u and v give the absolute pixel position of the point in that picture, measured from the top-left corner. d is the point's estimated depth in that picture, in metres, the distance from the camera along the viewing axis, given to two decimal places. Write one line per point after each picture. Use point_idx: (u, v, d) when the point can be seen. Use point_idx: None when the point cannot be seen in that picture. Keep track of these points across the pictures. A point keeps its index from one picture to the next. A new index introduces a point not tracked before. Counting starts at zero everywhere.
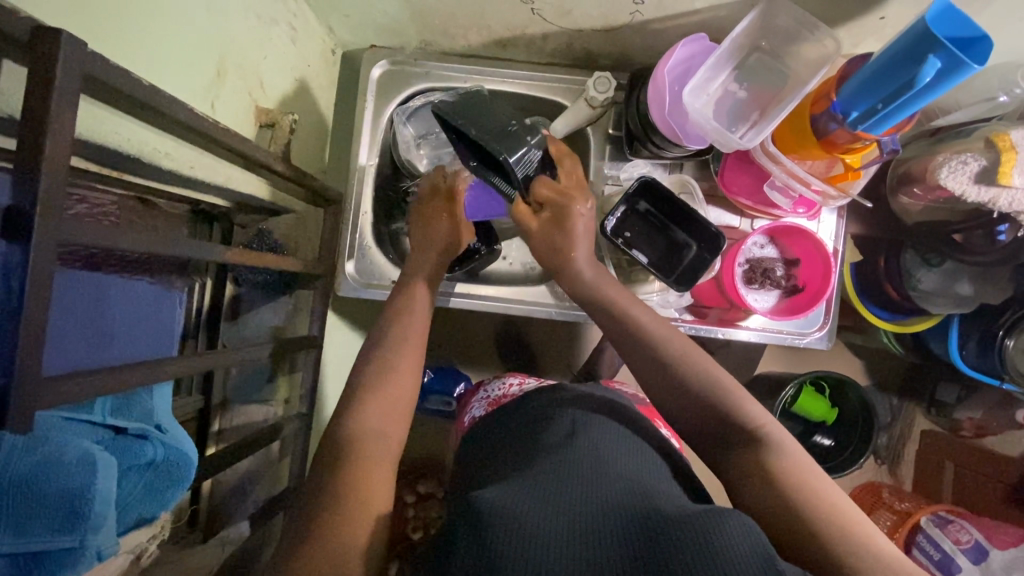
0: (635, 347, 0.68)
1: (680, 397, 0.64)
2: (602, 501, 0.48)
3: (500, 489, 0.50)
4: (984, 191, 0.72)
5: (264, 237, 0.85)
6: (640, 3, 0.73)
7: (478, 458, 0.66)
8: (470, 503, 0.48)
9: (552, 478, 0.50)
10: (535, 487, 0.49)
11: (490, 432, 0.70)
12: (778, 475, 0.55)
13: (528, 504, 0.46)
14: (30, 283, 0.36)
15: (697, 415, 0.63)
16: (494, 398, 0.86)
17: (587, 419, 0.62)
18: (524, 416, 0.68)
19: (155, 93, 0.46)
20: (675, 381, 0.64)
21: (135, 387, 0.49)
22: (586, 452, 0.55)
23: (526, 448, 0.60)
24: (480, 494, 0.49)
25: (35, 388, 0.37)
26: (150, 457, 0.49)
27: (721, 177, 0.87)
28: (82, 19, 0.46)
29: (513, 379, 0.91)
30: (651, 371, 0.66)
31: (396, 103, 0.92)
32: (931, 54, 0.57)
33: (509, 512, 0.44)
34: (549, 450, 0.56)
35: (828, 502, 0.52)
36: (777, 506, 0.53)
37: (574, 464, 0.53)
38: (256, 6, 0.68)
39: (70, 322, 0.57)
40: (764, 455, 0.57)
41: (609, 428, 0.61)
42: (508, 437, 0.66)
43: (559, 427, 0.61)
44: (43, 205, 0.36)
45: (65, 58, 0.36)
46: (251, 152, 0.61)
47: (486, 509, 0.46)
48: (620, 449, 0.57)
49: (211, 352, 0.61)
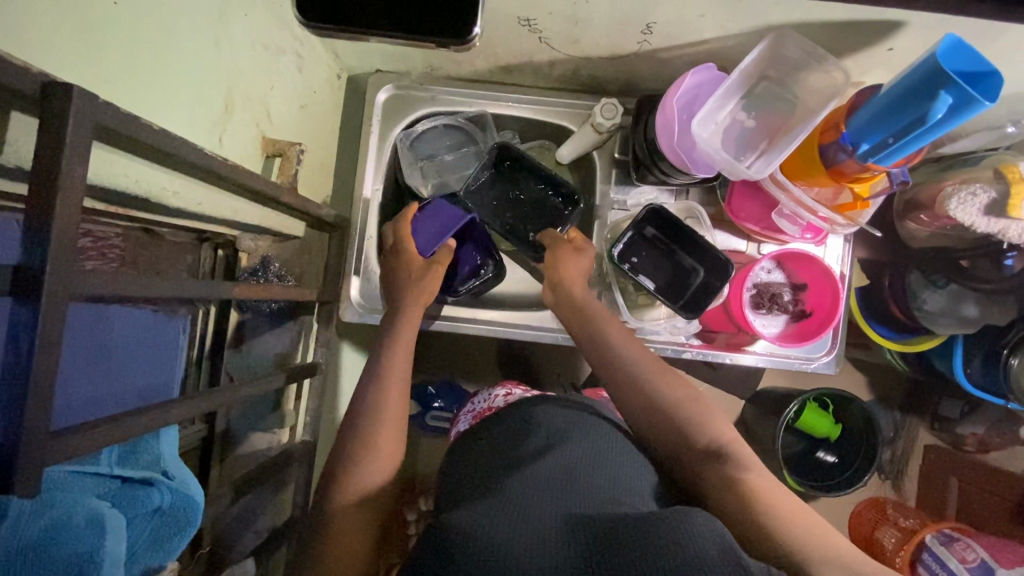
0: (623, 388, 0.69)
1: (653, 418, 0.66)
2: (572, 517, 0.49)
3: (470, 510, 0.52)
4: (993, 222, 0.71)
5: (269, 264, 0.85)
6: (648, 33, 0.73)
7: (455, 464, 0.65)
8: (444, 531, 0.49)
9: (520, 496, 0.51)
10: (505, 507, 0.50)
11: (469, 441, 0.67)
12: (753, 494, 0.58)
13: (500, 526, 0.48)
14: (40, 343, 0.35)
15: (666, 435, 0.65)
16: (477, 411, 0.87)
17: (560, 423, 0.62)
18: (503, 421, 0.67)
19: (165, 136, 0.45)
20: (651, 402, 0.66)
21: (142, 433, 0.48)
22: (559, 464, 0.55)
23: (501, 452, 0.61)
24: (453, 517, 0.51)
25: (43, 445, 0.36)
26: (156, 504, 0.48)
27: (728, 205, 0.87)
28: (90, 65, 0.45)
29: (500, 390, 0.90)
30: (627, 391, 0.68)
31: (401, 128, 0.92)
32: (942, 91, 0.57)
33: (483, 537, 0.46)
34: (523, 463, 0.57)
35: (799, 511, 0.58)
36: (756, 525, 0.56)
37: (544, 483, 0.53)
38: (262, 37, 0.68)
39: (80, 358, 0.57)
40: (737, 473, 0.60)
41: (585, 433, 0.61)
42: (481, 443, 0.64)
43: (529, 435, 0.62)
44: (54, 262, 0.35)
45: (78, 111, 0.35)
46: (258, 186, 0.61)
47: (456, 538, 0.47)
48: (593, 456, 0.58)
49: (217, 389, 0.61)
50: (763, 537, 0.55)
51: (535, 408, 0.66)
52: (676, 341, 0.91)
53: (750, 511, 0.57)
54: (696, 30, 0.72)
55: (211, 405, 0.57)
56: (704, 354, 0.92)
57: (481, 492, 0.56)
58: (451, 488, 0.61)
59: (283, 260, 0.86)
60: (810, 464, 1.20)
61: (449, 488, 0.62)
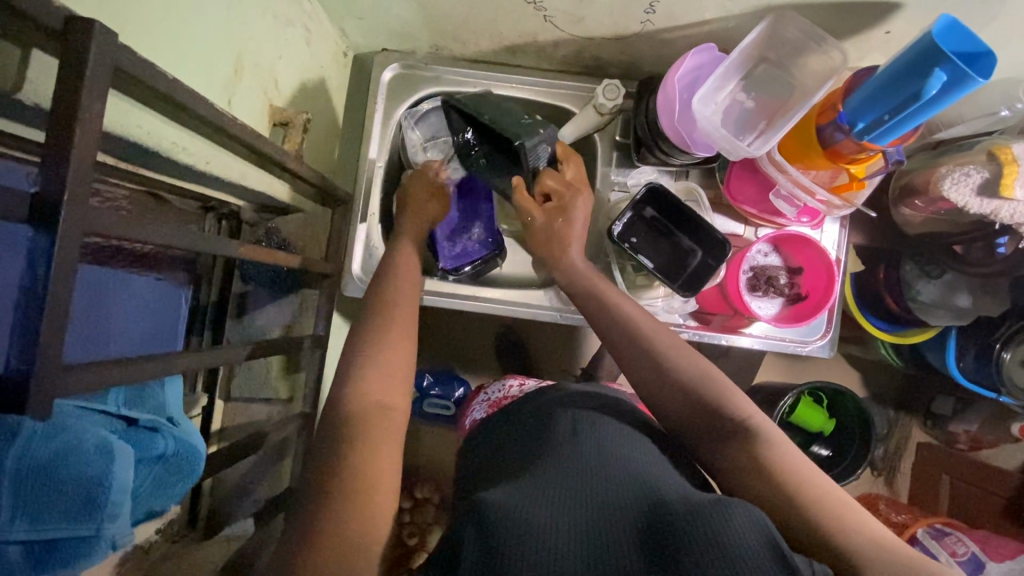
0: (637, 356, 0.66)
1: (672, 393, 0.63)
2: (604, 502, 0.48)
3: (502, 490, 0.51)
4: (986, 203, 0.73)
5: (273, 234, 0.86)
6: (651, 12, 0.75)
7: (484, 458, 0.65)
8: (475, 507, 0.47)
9: (556, 478, 0.51)
10: (538, 487, 0.49)
11: (493, 430, 0.70)
12: (776, 471, 0.54)
13: (534, 503, 0.47)
14: (55, 273, 0.36)
15: (685, 412, 0.62)
16: (494, 399, 0.87)
17: (584, 415, 0.63)
18: (526, 414, 0.68)
19: (178, 86, 0.46)
20: (664, 380, 0.63)
21: (148, 378, 0.49)
22: (590, 451, 0.55)
23: (529, 442, 0.61)
24: (485, 495, 0.49)
25: (56, 374, 0.37)
26: (160, 450, 0.49)
27: (727, 187, 0.89)
28: (108, 13, 0.46)
29: (513, 380, 0.92)
30: (642, 365, 0.65)
31: (405, 106, 0.93)
32: (937, 67, 0.59)
33: (513, 513, 0.45)
34: (554, 450, 0.56)
35: (834, 497, 0.52)
36: (779, 496, 0.52)
37: (574, 467, 0.52)
38: (273, 6, 0.69)
39: (87, 307, 0.57)
40: (759, 450, 0.56)
41: (611, 427, 0.61)
42: (504, 437, 0.66)
43: (560, 423, 0.61)
44: (70, 195, 0.36)
45: (98, 50, 0.36)
46: (265, 149, 0.62)
47: (491, 510, 0.46)
48: (624, 445, 0.57)
49: (219, 347, 0.61)
50: (786, 508, 0.52)
51: (564, 400, 0.67)
52: (672, 320, 0.92)
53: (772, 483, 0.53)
54: (698, 10, 0.74)
55: (213, 359, 0.58)
56: (701, 335, 0.93)
57: (512, 476, 0.55)
58: (486, 475, 0.61)
59: (286, 233, 0.87)
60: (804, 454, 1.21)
61: (481, 472, 0.63)
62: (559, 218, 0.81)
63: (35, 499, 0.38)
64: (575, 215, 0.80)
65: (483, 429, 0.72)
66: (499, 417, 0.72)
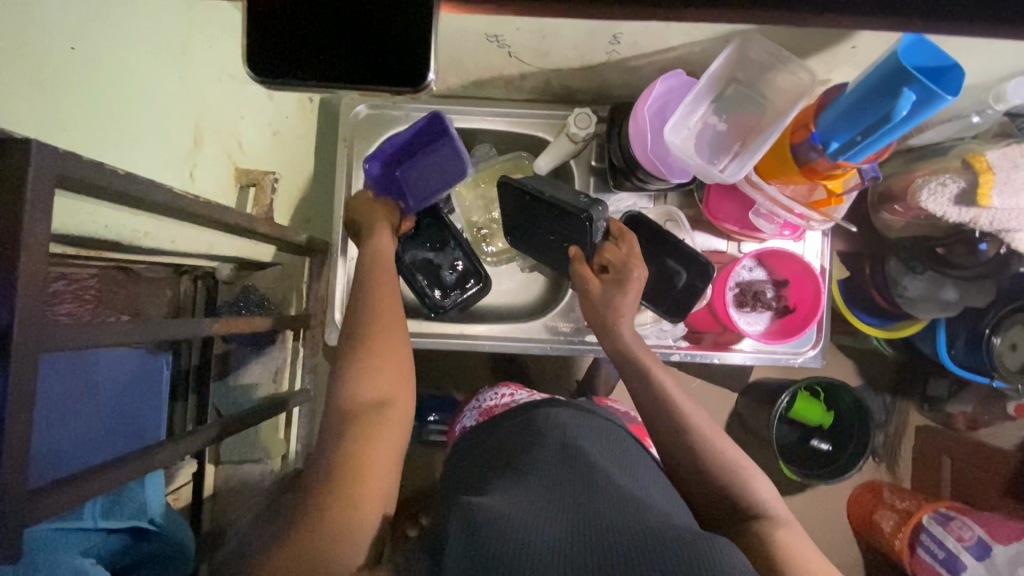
0: (651, 405, 0.69)
1: (688, 465, 0.64)
2: (593, 515, 0.47)
3: (494, 498, 0.50)
4: (964, 212, 0.73)
5: (250, 294, 0.83)
6: (616, 43, 0.74)
7: (467, 477, 0.64)
8: (463, 514, 0.48)
9: (546, 492, 0.51)
10: (529, 501, 0.49)
11: (477, 444, 0.69)
12: (784, 547, 0.56)
13: (525, 513, 0.46)
14: (13, 404, 0.35)
15: (705, 492, 0.64)
16: (484, 407, 0.87)
17: (573, 428, 0.62)
18: (513, 427, 0.67)
19: (131, 181, 0.44)
20: (673, 428, 0.66)
21: (127, 480, 0.47)
22: (580, 466, 0.55)
23: (519, 453, 0.60)
24: (475, 501, 0.49)
25: (24, 504, 0.36)
26: (145, 551, 0.53)
27: (705, 205, 0.88)
28: (60, 119, 0.45)
29: (505, 389, 0.91)
30: (658, 421, 0.67)
31: (376, 148, 0.92)
32: (905, 87, 0.58)
33: (505, 523, 0.45)
34: (544, 463, 0.56)
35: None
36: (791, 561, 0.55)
37: (563, 485, 0.52)
38: (227, 67, 0.67)
39: (63, 402, 0.57)
40: (770, 526, 0.59)
41: (600, 444, 0.61)
42: (490, 452, 0.65)
43: (551, 436, 0.61)
44: (22, 321, 0.35)
45: (37, 168, 0.35)
46: (231, 220, 0.60)
47: (481, 519, 0.45)
48: (614, 463, 0.57)
49: (203, 428, 0.60)
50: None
51: (553, 412, 0.66)
52: (664, 344, 0.92)
53: (777, 556, 0.55)
54: (662, 39, 0.73)
55: (197, 443, 0.57)
56: (693, 355, 0.92)
57: (501, 487, 0.54)
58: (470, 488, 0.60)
59: (265, 288, 0.85)
60: (806, 454, 1.21)
61: (464, 489, 0.62)
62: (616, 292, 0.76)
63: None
64: (633, 286, 0.75)
65: (476, 434, 0.72)
66: (479, 431, 0.72)
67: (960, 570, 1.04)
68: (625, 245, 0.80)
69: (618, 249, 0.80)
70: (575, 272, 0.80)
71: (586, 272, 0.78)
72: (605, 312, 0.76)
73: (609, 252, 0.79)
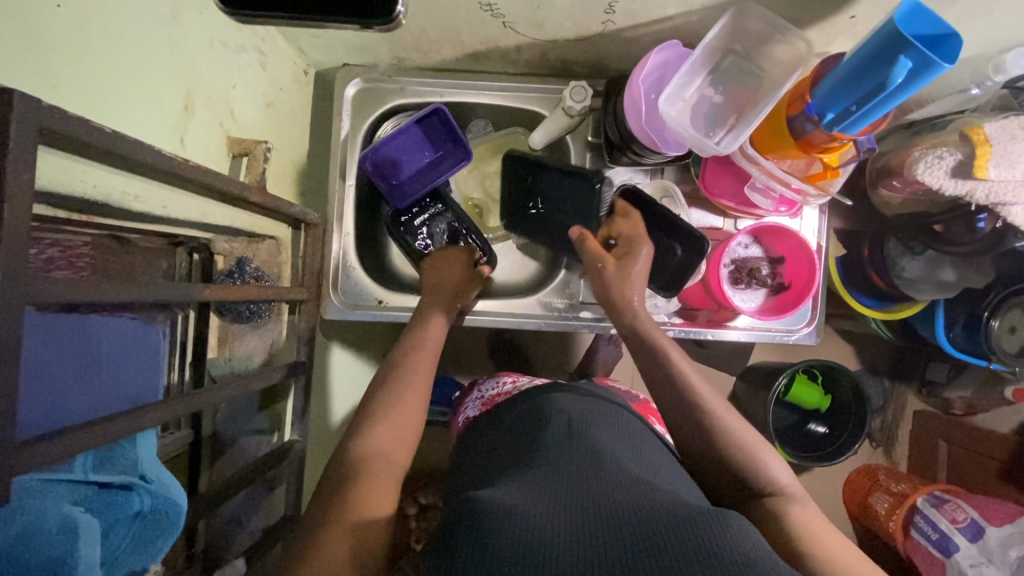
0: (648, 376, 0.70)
1: (693, 435, 0.66)
2: (602, 501, 0.47)
3: (501, 490, 0.50)
4: (961, 184, 0.72)
5: (245, 265, 0.83)
6: (611, 12, 0.73)
7: (475, 462, 0.65)
8: (471, 504, 0.47)
9: (552, 479, 0.51)
10: (538, 489, 0.49)
11: (484, 434, 0.70)
12: (793, 518, 0.58)
13: (530, 502, 0.46)
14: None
15: (715, 469, 0.64)
16: (487, 397, 0.88)
17: (579, 414, 0.63)
18: (518, 414, 0.67)
19: (117, 138, 0.44)
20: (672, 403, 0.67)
21: (118, 437, 0.48)
22: (587, 453, 0.55)
23: (525, 440, 0.60)
24: (482, 494, 0.49)
25: (9, 451, 0.37)
26: (137, 507, 0.50)
27: (702, 180, 0.87)
28: (47, 76, 0.45)
29: (507, 379, 0.92)
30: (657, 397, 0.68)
31: (372, 121, 0.92)
32: (902, 54, 0.57)
33: (516, 514, 0.44)
34: (550, 450, 0.56)
35: (849, 546, 0.56)
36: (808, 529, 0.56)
37: (571, 472, 0.52)
38: (220, 33, 0.67)
39: (67, 363, 0.58)
40: (784, 502, 0.60)
41: (607, 430, 0.61)
42: (497, 436, 0.66)
43: (555, 423, 0.61)
44: (6, 272, 0.35)
45: (20, 118, 0.35)
46: (222, 185, 0.60)
47: (491, 512, 0.45)
48: (622, 449, 0.58)
49: (199, 392, 0.61)
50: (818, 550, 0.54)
51: (558, 397, 0.67)
52: (657, 320, 0.92)
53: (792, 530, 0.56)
54: (658, 8, 0.72)
55: (191, 405, 0.58)
56: (687, 332, 0.92)
57: (508, 476, 0.54)
58: (477, 478, 0.60)
59: (260, 260, 0.85)
60: (800, 434, 1.22)
61: (472, 474, 0.62)
62: (624, 264, 0.79)
63: (20, 567, 0.41)
64: (641, 257, 0.79)
65: (480, 426, 0.73)
66: (487, 417, 0.73)
67: (952, 551, 1.03)
68: (630, 218, 0.84)
69: (626, 223, 0.84)
70: (587, 248, 0.81)
71: (593, 240, 0.81)
72: (622, 296, 0.76)
73: (619, 226, 0.84)
